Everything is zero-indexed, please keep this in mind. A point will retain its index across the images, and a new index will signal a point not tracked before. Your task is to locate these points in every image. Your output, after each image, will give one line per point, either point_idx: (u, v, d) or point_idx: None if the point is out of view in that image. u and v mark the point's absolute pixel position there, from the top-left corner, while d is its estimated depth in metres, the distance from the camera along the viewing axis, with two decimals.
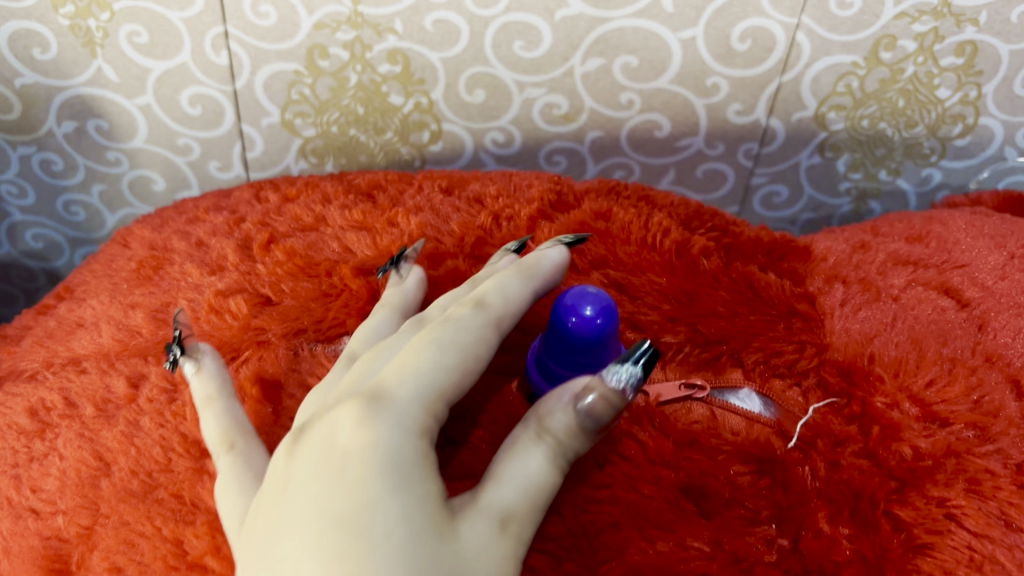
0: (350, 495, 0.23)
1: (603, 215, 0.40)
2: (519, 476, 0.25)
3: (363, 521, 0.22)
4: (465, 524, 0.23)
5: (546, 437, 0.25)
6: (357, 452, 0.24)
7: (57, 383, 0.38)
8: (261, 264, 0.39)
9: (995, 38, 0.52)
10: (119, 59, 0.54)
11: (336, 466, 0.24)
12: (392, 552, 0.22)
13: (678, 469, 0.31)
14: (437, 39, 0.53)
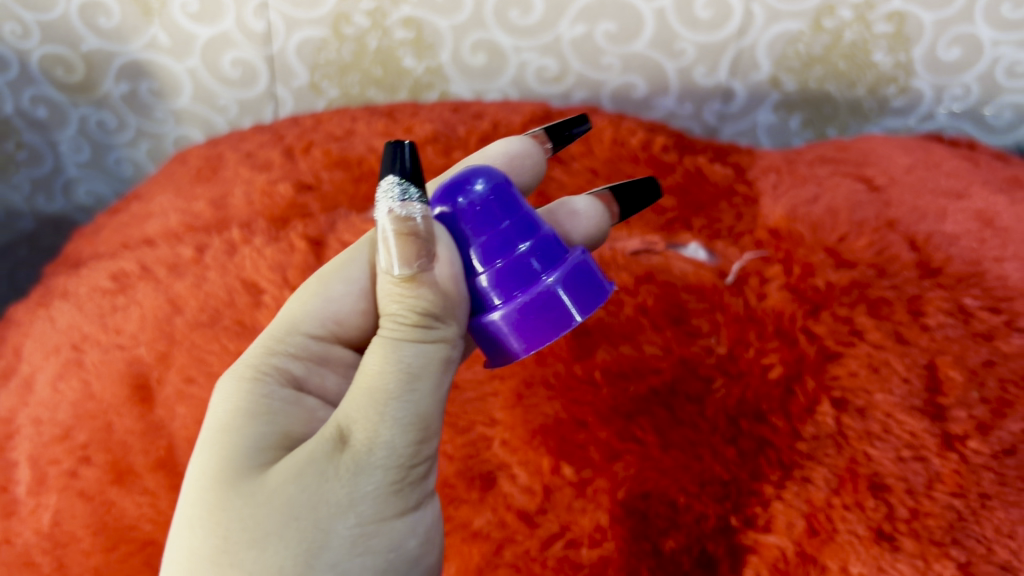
0: (200, 473, 0.31)
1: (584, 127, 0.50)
2: (358, 389, 0.29)
3: (197, 497, 0.30)
4: (278, 477, 0.29)
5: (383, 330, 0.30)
6: (212, 432, 0.32)
7: (134, 255, 0.46)
8: (302, 161, 0.48)
9: (918, 8, 0.60)
10: (173, 26, 0.63)
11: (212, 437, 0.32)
12: (199, 525, 0.29)
13: (637, 294, 0.41)
14: (446, 7, 0.62)
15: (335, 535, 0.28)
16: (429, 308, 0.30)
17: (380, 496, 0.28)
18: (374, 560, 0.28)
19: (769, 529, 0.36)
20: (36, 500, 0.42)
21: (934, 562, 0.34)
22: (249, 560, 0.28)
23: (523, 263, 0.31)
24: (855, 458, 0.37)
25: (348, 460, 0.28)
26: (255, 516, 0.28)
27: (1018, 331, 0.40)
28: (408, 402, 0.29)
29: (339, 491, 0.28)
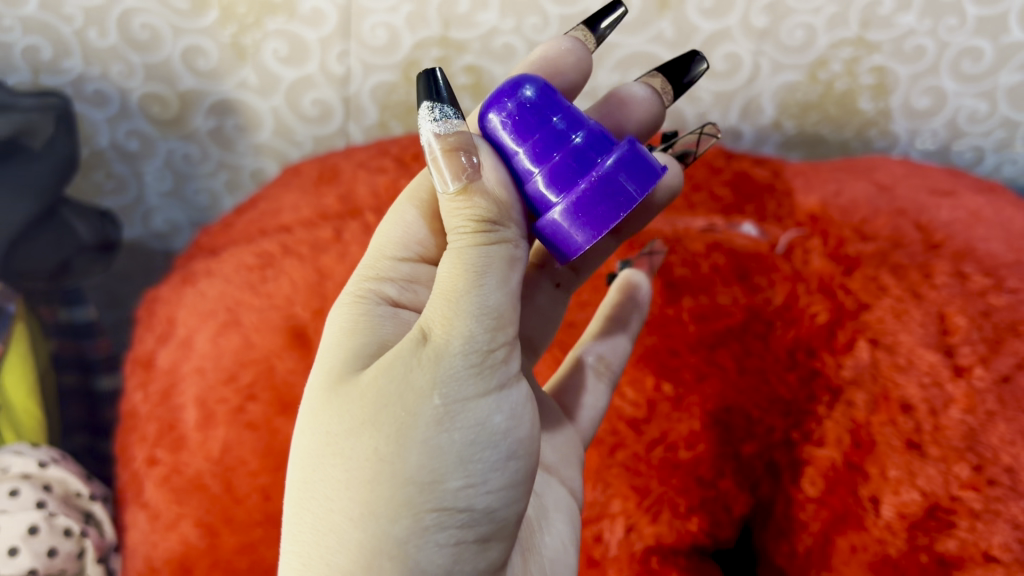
0: (315, 384, 0.39)
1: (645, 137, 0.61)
2: (437, 294, 0.36)
3: (311, 405, 0.38)
4: (373, 376, 0.36)
5: (451, 239, 0.36)
6: (330, 346, 0.40)
7: (274, 238, 0.55)
8: (415, 163, 0.57)
9: (896, 64, 0.73)
10: (262, 69, 0.73)
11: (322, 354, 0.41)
12: (313, 425, 0.37)
13: (711, 258, 0.53)
14: (503, 57, 0.72)
15: (423, 414, 0.34)
16: (485, 214, 0.36)
17: (459, 380, 0.35)
18: (458, 433, 0.35)
19: (822, 445, 0.47)
20: (205, 433, 0.49)
21: (953, 464, 0.45)
22: (355, 443, 0.35)
23: (575, 152, 0.38)
24: (886, 386, 0.47)
25: (429, 352, 0.35)
26: (355, 409, 0.36)
27: (1004, 290, 0.51)
28: (477, 297, 0.35)
29: (423, 377, 0.34)
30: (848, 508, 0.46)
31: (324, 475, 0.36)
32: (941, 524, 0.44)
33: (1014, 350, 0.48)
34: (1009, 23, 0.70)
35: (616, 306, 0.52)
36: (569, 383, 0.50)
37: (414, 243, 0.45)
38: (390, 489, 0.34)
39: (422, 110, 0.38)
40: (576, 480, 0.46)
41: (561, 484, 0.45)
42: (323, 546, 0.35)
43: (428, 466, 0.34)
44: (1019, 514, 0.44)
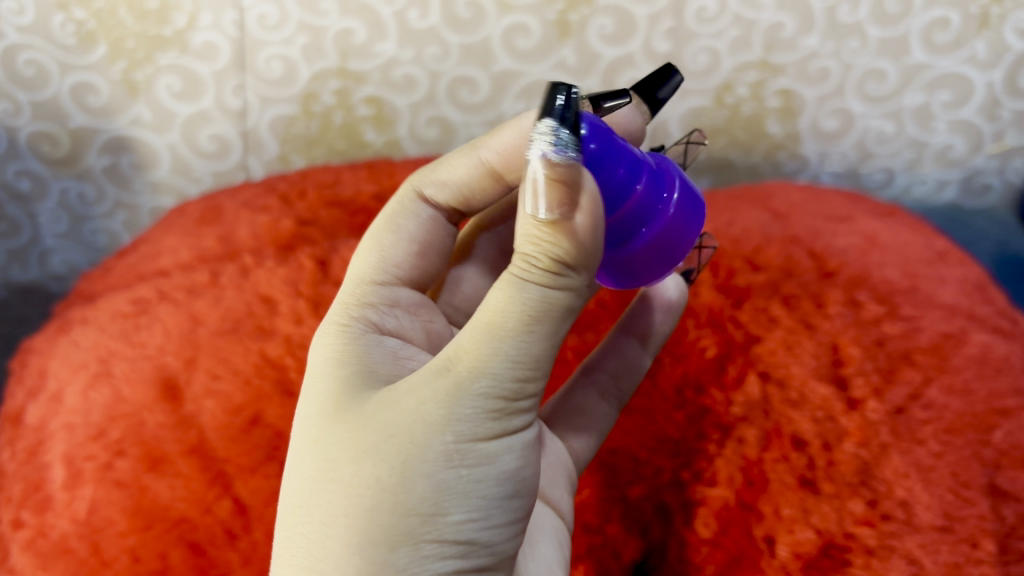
0: (318, 402, 0.38)
1: None
2: (474, 326, 0.34)
3: (314, 425, 0.37)
4: (384, 403, 0.36)
5: (513, 266, 0.34)
6: (338, 365, 0.40)
7: (151, 283, 0.53)
8: (298, 201, 0.55)
9: (802, 86, 0.72)
10: (156, 105, 0.71)
11: (323, 373, 0.40)
12: (315, 445, 0.37)
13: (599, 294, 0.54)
14: (403, 87, 0.71)
15: (431, 449, 0.33)
16: (560, 256, 0.32)
17: (475, 418, 0.34)
18: (466, 473, 0.34)
19: (714, 484, 0.47)
20: (71, 493, 0.46)
21: (846, 500, 0.44)
22: (355, 470, 0.34)
23: (648, 200, 0.36)
24: (779, 422, 0.47)
25: (449, 385, 0.34)
26: (365, 433, 0.35)
27: (899, 318, 0.50)
28: (521, 342, 0.33)
29: (435, 411, 0.33)
30: (743, 549, 0.46)
31: (321, 497, 0.35)
32: (835, 561, 0.44)
33: (907, 380, 0.48)
34: (910, 43, 0.70)
35: (641, 319, 0.50)
36: (568, 404, 0.50)
37: (391, 267, 0.45)
38: (388, 519, 0.33)
39: (540, 134, 0.32)
40: (564, 503, 0.46)
41: (549, 509, 0.45)
42: (317, 567, 0.34)
43: (431, 501, 0.33)
44: (915, 549, 0.44)
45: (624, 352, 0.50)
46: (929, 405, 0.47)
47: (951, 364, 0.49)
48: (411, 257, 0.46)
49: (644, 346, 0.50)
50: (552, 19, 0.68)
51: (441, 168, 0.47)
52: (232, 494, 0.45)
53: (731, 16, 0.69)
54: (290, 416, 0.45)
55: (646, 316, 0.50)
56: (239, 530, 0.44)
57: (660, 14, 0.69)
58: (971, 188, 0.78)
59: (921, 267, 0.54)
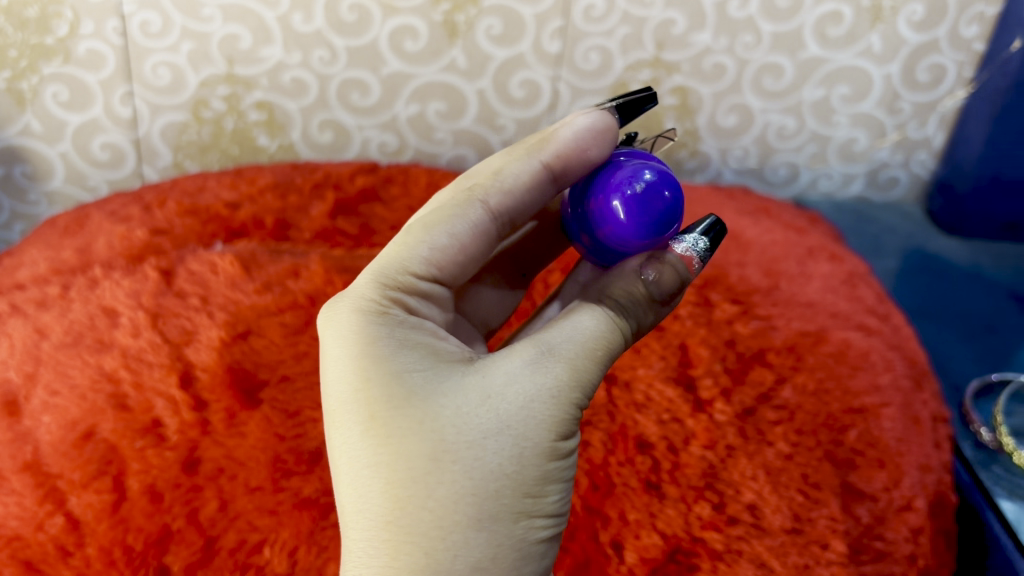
0: (377, 387, 0.34)
1: (406, 171, 0.61)
2: (563, 341, 0.36)
3: (386, 412, 0.33)
4: (479, 394, 0.34)
5: (606, 305, 0.37)
6: (386, 347, 0.35)
7: (5, 296, 0.52)
8: (157, 210, 0.55)
9: (697, 83, 0.72)
10: (44, 114, 0.70)
11: (368, 353, 0.35)
12: (397, 432, 0.33)
13: None
14: (294, 93, 0.71)
15: (543, 444, 0.33)
16: (645, 313, 0.38)
17: (573, 414, 0.35)
18: (562, 465, 0.34)
19: None
20: None
21: (693, 504, 0.44)
22: (472, 455, 0.32)
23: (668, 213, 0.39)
24: (625, 423, 0.47)
25: (555, 384, 0.34)
26: (480, 423, 0.33)
27: (754, 317, 0.50)
28: (602, 363, 0.36)
29: (546, 407, 0.34)
30: (590, 555, 0.44)
31: (427, 489, 0.32)
32: (681, 567, 0.43)
33: (759, 380, 0.48)
34: (804, 38, 0.69)
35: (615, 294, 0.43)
36: None
37: (436, 268, 0.39)
38: (512, 505, 0.33)
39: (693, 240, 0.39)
40: None
41: None
42: (437, 554, 0.32)
43: (541, 490, 0.34)
44: (762, 552, 0.43)
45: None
46: (781, 406, 0.47)
47: (804, 363, 0.49)
48: (460, 261, 0.39)
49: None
50: (438, 21, 0.68)
51: (503, 169, 0.40)
52: (65, 510, 0.43)
53: (620, 13, 0.68)
54: (123, 430, 0.44)
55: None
56: (73, 547, 0.43)
57: (547, 14, 0.67)
58: (877, 181, 0.78)
59: (786, 264, 0.54)
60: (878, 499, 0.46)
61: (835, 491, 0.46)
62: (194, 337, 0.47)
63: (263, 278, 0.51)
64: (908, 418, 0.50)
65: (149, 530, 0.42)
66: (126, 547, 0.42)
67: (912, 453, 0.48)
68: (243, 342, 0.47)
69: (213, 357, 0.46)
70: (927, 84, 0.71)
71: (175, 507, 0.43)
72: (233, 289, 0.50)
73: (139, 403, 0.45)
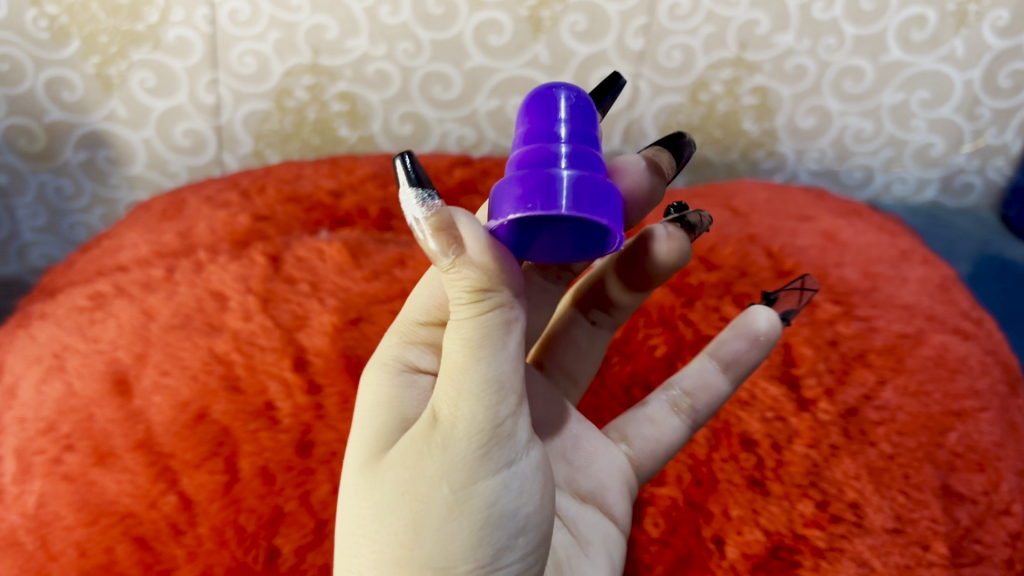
0: (355, 453, 0.34)
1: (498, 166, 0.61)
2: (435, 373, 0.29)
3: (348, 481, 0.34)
4: (393, 457, 0.31)
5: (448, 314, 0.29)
6: (372, 410, 0.35)
7: (109, 278, 0.53)
8: (258, 198, 0.56)
9: (778, 84, 0.72)
10: (131, 99, 0.71)
11: (364, 415, 0.35)
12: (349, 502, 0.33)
13: None
14: (377, 84, 0.71)
15: (432, 501, 0.29)
16: (482, 286, 0.27)
17: (464, 463, 0.28)
18: (462, 520, 0.28)
19: (662, 484, 0.47)
20: (22, 487, 0.46)
21: (796, 501, 0.45)
22: (377, 528, 0.30)
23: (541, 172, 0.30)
24: (728, 421, 0.47)
25: (438, 438, 0.29)
26: (385, 493, 0.30)
27: (855, 318, 0.50)
28: (478, 383, 0.28)
29: (429, 466, 0.29)
30: (691, 549, 0.45)
31: (353, 556, 0.31)
32: (784, 562, 0.44)
33: (861, 381, 0.48)
34: (887, 41, 0.70)
35: (722, 345, 0.43)
36: (644, 415, 0.43)
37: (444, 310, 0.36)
38: None
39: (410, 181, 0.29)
40: (619, 508, 0.40)
41: (601, 515, 0.39)
42: None
43: (440, 553, 0.29)
44: (865, 551, 0.43)
45: (698, 371, 0.43)
46: (883, 406, 0.47)
47: (906, 364, 0.49)
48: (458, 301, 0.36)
49: (724, 370, 0.43)
50: (524, 15, 0.68)
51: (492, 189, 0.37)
52: (177, 489, 0.44)
53: (705, 12, 0.68)
54: (235, 412, 0.45)
55: (732, 335, 0.43)
56: (185, 526, 0.43)
57: (631, 12, 0.68)
58: (951, 186, 0.77)
59: (882, 267, 0.54)
60: (977, 502, 0.46)
61: (937, 492, 0.46)
62: (306, 322, 0.48)
63: (370, 267, 0.51)
64: (1007, 423, 0.50)
65: (261, 512, 0.43)
66: (237, 527, 0.43)
67: (1010, 459, 0.48)
68: (355, 329, 0.47)
69: (326, 342, 0.47)
70: (1008, 90, 0.71)
71: (287, 489, 0.44)
72: (341, 276, 0.50)
73: (251, 385, 0.45)
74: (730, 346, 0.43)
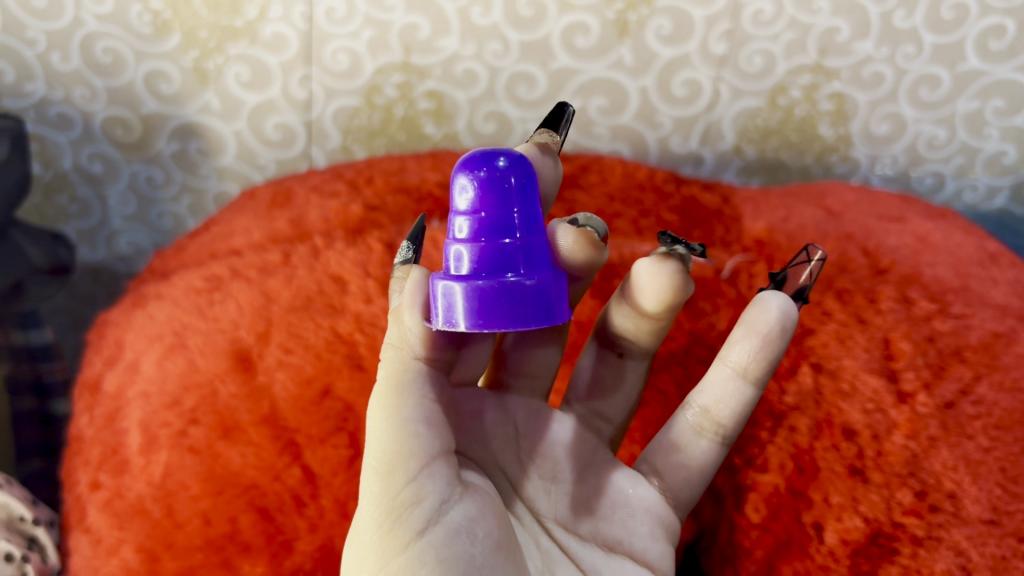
0: None
1: (592, 164, 0.63)
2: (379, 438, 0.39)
3: None
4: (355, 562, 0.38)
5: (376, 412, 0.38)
6: None
7: (224, 261, 0.55)
8: (368, 188, 0.58)
9: (855, 90, 0.73)
10: (225, 93, 0.73)
11: None
12: None
13: None
14: (464, 83, 0.73)
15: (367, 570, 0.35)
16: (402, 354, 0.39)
17: (380, 534, 0.35)
18: None
19: (765, 470, 0.49)
20: (148, 458, 0.48)
21: (895, 490, 0.46)
22: None
23: (501, 251, 0.36)
24: (830, 412, 0.49)
25: (364, 523, 0.36)
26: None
27: (950, 315, 0.52)
28: (386, 456, 0.36)
29: (362, 545, 0.36)
30: (792, 534, 0.47)
31: None
32: (883, 550, 0.46)
33: (958, 376, 0.49)
34: (965, 51, 0.71)
35: (733, 347, 0.44)
36: (670, 442, 0.46)
37: None
38: None
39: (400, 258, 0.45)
40: (652, 551, 0.44)
41: (632, 561, 0.43)
42: None
43: None
44: (961, 541, 0.45)
45: (721, 384, 0.44)
46: (979, 401, 0.49)
47: (1001, 362, 0.50)
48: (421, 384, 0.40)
49: (738, 379, 0.44)
50: (611, 19, 0.70)
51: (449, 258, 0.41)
52: (302, 462, 0.46)
53: (788, 19, 0.69)
54: (359, 390, 0.47)
55: (742, 341, 0.44)
56: (307, 498, 0.46)
57: (716, 17, 0.70)
58: (1021, 194, 0.78)
59: (973, 267, 0.56)
60: None
61: None
62: None
63: None
64: None
65: None
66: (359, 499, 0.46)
67: None
68: None
69: None
70: None
71: None
72: None
73: (374, 363, 0.48)
74: (737, 352, 0.44)
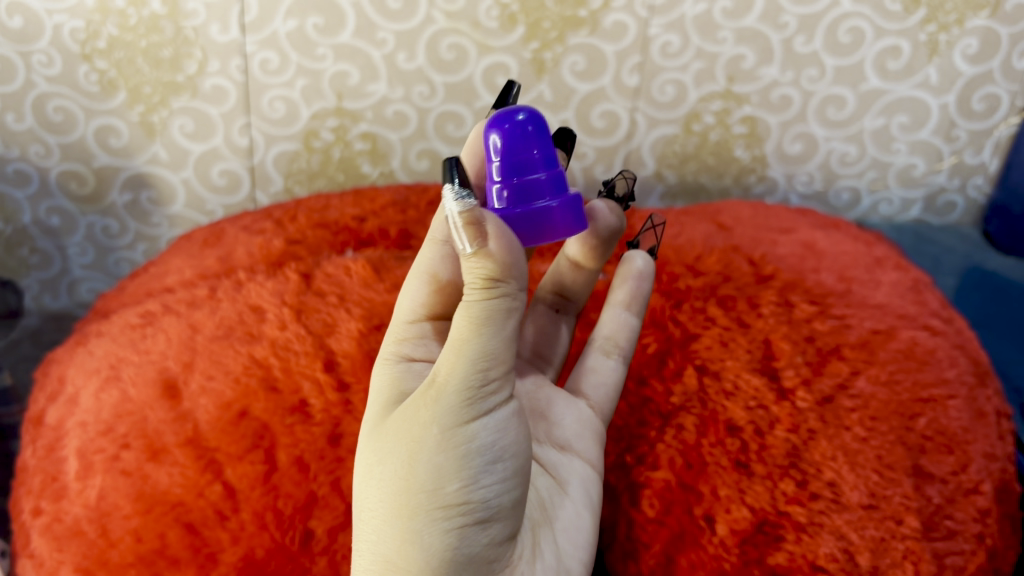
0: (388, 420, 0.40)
1: None
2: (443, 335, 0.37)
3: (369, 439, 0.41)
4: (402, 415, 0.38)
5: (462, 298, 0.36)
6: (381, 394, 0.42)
7: (156, 299, 0.60)
8: (292, 228, 0.64)
9: (765, 114, 0.77)
10: (171, 143, 0.78)
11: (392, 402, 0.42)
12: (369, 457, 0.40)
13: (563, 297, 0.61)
14: (395, 124, 0.78)
15: (427, 439, 0.37)
16: (487, 269, 0.34)
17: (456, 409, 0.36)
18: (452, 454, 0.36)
19: (656, 468, 0.50)
20: (84, 483, 0.51)
21: (778, 481, 0.48)
22: (383, 472, 0.38)
23: (533, 186, 0.39)
24: (715, 409, 0.51)
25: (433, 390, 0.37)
26: (401, 421, 0.38)
27: (829, 317, 0.56)
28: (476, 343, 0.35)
29: (427, 412, 0.37)
30: (684, 527, 0.48)
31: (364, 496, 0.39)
32: (769, 537, 0.47)
33: (835, 372, 0.53)
34: (866, 71, 0.74)
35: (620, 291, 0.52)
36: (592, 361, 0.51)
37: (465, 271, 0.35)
38: (405, 509, 0.37)
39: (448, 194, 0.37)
40: (590, 453, 0.47)
41: (578, 460, 0.47)
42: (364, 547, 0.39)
43: (431, 480, 0.36)
44: (842, 526, 0.47)
45: (614, 319, 0.52)
46: (856, 395, 0.52)
47: (877, 358, 0.54)
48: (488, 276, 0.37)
49: (631, 310, 0.52)
50: (528, 58, 0.74)
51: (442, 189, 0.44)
52: (222, 480, 0.49)
53: (694, 50, 0.73)
54: (273, 409, 0.51)
55: (621, 285, 0.52)
56: (229, 511, 0.48)
57: (627, 51, 0.73)
58: (934, 205, 0.82)
59: (848, 273, 0.61)
60: (946, 481, 0.50)
61: (909, 471, 0.50)
62: (335, 328, 0.54)
63: (392, 280, 0.58)
64: (974, 410, 0.55)
65: (297, 496, 0.48)
66: (276, 511, 0.48)
67: (979, 441, 0.53)
68: (378, 332, 0.54)
69: (352, 344, 0.53)
70: (981, 113, 0.76)
71: (320, 475, 0.49)
72: (366, 289, 0.57)
73: (287, 384, 0.51)
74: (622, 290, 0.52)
